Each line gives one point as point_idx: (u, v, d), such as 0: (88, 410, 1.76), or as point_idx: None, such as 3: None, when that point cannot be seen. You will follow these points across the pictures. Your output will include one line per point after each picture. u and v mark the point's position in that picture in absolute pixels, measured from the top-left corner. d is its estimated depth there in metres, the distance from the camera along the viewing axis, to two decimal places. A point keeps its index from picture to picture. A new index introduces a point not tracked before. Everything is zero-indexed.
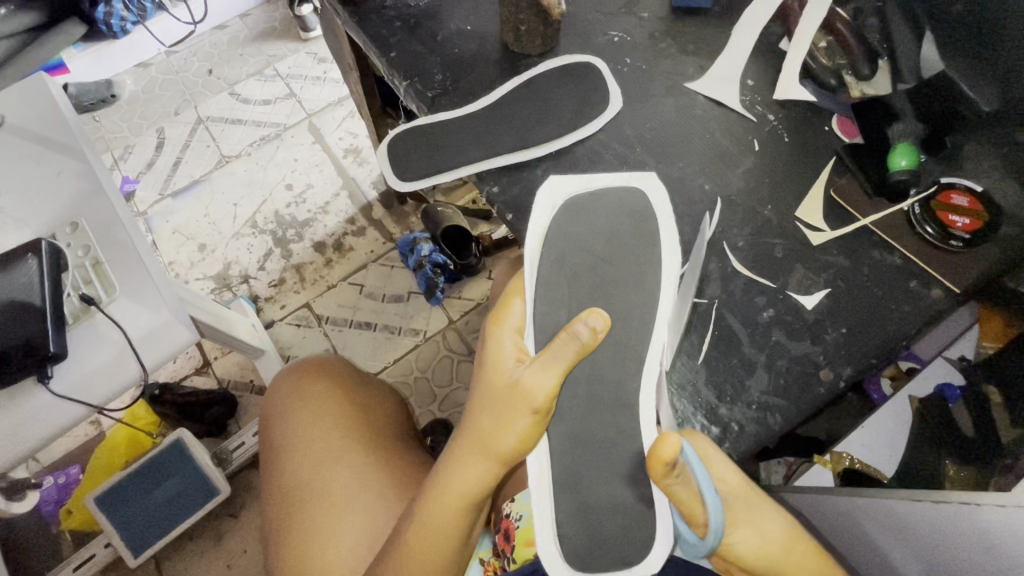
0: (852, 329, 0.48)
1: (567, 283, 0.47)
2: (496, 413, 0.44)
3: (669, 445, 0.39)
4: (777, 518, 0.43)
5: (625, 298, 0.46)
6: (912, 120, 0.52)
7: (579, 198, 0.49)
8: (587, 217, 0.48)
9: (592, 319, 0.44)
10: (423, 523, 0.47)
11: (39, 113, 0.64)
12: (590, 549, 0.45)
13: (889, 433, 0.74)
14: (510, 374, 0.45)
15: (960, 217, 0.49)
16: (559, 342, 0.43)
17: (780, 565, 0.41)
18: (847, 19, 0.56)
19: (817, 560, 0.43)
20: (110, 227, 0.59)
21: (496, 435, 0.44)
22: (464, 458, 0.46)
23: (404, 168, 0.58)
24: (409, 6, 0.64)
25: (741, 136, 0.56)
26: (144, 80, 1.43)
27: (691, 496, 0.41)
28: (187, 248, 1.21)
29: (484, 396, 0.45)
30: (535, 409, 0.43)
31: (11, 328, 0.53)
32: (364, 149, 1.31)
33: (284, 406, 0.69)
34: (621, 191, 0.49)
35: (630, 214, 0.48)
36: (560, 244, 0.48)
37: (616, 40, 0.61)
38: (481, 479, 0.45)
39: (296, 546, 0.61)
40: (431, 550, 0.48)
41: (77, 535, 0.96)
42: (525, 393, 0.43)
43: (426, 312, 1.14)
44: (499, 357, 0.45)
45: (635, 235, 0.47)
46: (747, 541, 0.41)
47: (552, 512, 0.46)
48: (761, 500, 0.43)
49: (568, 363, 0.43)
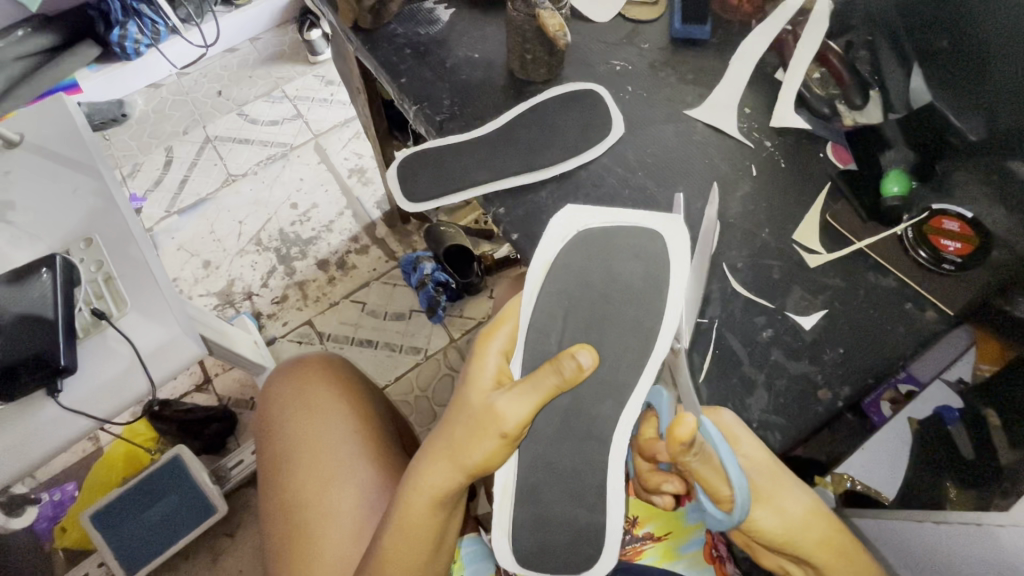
0: (849, 350, 0.49)
1: (563, 312, 0.48)
2: (467, 428, 0.44)
3: (685, 428, 0.39)
4: (801, 498, 0.43)
5: (620, 337, 0.47)
6: (903, 147, 0.55)
7: (593, 231, 0.50)
8: (597, 252, 0.49)
9: (580, 355, 0.43)
10: (397, 527, 0.47)
11: (58, 132, 0.66)
12: (537, 552, 0.48)
13: (889, 459, 0.77)
14: (488, 396, 0.45)
15: (952, 241, 0.51)
16: (541, 373, 0.43)
17: (805, 543, 0.42)
18: (839, 53, 0.60)
19: (840, 540, 0.43)
20: (125, 244, 0.61)
21: (464, 447, 0.44)
22: (434, 460, 0.46)
23: (414, 189, 0.60)
24: (419, 34, 0.66)
25: (739, 161, 0.58)
26: (155, 100, 1.46)
27: (713, 471, 0.41)
28: (192, 264, 1.22)
29: (460, 410, 0.46)
30: (503, 434, 0.43)
31: (22, 341, 0.53)
32: (369, 169, 1.33)
33: (286, 410, 0.70)
34: (640, 233, 0.49)
35: (642, 257, 0.48)
36: (564, 276, 0.49)
37: (618, 69, 0.63)
38: (447, 484, 0.45)
39: (293, 560, 0.61)
40: (406, 555, 0.48)
41: (70, 553, 0.96)
42: (497, 418, 0.43)
43: (427, 330, 1.16)
44: (478, 375, 0.46)
45: (644, 278, 0.48)
46: (766, 518, 0.42)
47: (510, 518, 0.49)
48: (786, 476, 0.44)
49: (546, 394, 0.43)
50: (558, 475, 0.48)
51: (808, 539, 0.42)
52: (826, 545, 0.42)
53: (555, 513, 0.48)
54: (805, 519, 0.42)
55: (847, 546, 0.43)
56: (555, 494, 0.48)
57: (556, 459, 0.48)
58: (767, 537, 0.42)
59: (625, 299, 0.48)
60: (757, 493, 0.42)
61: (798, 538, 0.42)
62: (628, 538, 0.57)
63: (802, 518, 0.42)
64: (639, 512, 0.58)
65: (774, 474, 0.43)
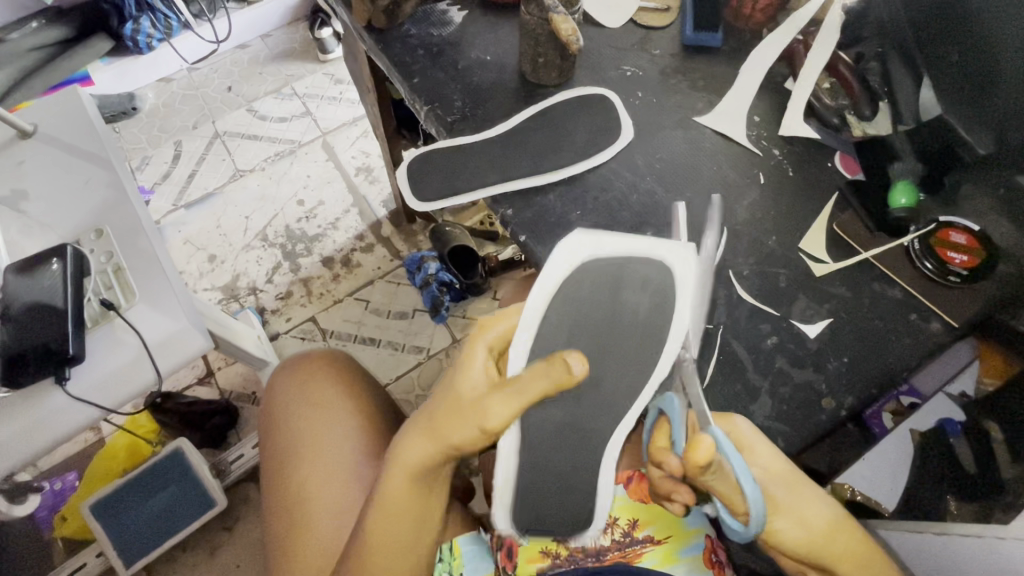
0: (854, 359, 0.50)
1: (566, 334, 0.47)
2: (449, 414, 0.44)
3: (702, 452, 0.38)
4: (821, 508, 0.43)
5: (619, 362, 0.47)
6: (911, 160, 0.55)
7: (602, 261, 0.48)
8: (605, 282, 0.47)
9: (573, 362, 0.40)
10: (382, 500, 0.48)
11: (71, 124, 0.66)
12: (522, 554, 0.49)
13: (892, 466, 0.75)
14: (473, 387, 0.43)
15: (958, 253, 0.51)
16: (530, 375, 0.41)
17: (827, 552, 0.42)
18: (849, 63, 0.60)
19: (863, 547, 0.43)
20: (134, 235, 0.61)
21: (444, 430, 0.44)
22: (416, 436, 0.46)
23: (422, 188, 0.61)
24: (432, 35, 0.67)
25: (747, 169, 0.58)
26: (165, 94, 1.46)
27: (730, 487, 0.41)
28: (198, 258, 1.23)
29: (445, 395, 0.45)
30: (483, 429, 0.42)
31: (32, 330, 0.54)
32: (376, 168, 1.34)
33: (291, 402, 0.70)
34: (652, 265, 0.47)
35: (650, 290, 0.47)
36: (568, 301, 0.47)
37: (629, 74, 0.64)
38: (425, 460, 0.46)
39: (287, 549, 0.62)
40: (388, 529, 0.49)
41: (69, 543, 0.96)
42: (479, 412, 0.42)
43: (430, 329, 1.16)
44: (468, 363, 0.45)
45: (652, 313, 0.46)
46: (787, 528, 0.42)
47: (506, 515, 0.49)
48: (804, 486, 0.44)
49: (532, 398, 0.41)
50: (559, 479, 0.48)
51: (831, 549, 0.42)
52: (848, 554, 0.42)
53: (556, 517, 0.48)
54: (827, 530, 0.42)
55: (872, 556, 0.43)
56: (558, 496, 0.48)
57: (559, 463, 0.48)
58: (791, 548, 0.42)
59: (630, 332, 0.46)
60: (776, 504, 0.42)
61: (821, 548, 0.42)
62: (627, 540, 0.57)
63: (823, 528, 0.42)
64: (637, 515, 0.58)
65: (794, 484, 0.43)
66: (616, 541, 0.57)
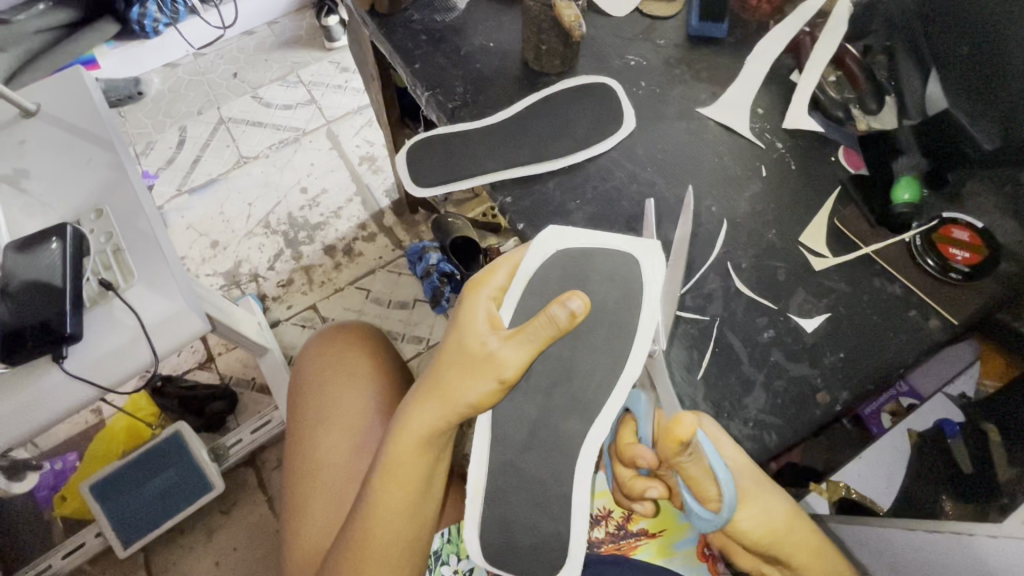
0: (850, 354, 0.49)
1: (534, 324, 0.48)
2: (462, 369, 0.45)
3: (685, 427, 0.38)
4: (781, 501, 0.44)
5: (595, 349, 0.47)
6: (916, 154, 0.54)
7: (573, 251, 0.50)
8: (574, 270, 0.49)
9: (571, 302, 0.41)
10: (388, 468, 0.48)
11: (73, 104, 0.66)
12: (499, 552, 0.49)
13: (889, 464, 0.74)
14: (484, 342, 0.44)
15: (960, 250, 0.51)
16: (536, 324, 0.42)
17: (782, 543, 0.44)
18: (856, 56, 0.60)
19: (813, 540, 0.45)
20: (134, 216, 0.61)
21: (457, 387, 0.45)
22: (424, 401, 0.47)
23: (421, 174, 0.61)
24: (435, 21, 0.66)
25: (749, 161, 0.57)
26: (171, 79, 1.46)
27: (702, 471, 0.41)
28: (200, 244, 1.23)
29: (453, 352, 0.46)
30: (501, 379, 0.44)
31: (30, 307, 0.54)
32: (379, 157, 1.34)
33: (317, 378, 0.70)
34: (618, 255, 0.49)
35: (617, 281, 0.48)
36: (541, 289, 0.49)
37: (633, 64, 0.63)
38: (435, 424, 0.46)
39: (302, 523, 0.62)
40: (396, 498, 0.49)
41: (68, 522, 0.97)
42: (495, 363, 0.44)
43: (430, 319, 1.16)
44: (472, 321, 0.46)
45: (618, 300, 0.48)
46: (749, 518, 0.43)
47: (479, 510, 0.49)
48: (769, 482, 0.45)
49: (542, 344, 0.43)
50: (551, 468, 0.48)
51: (789, 540, 0.44)
52: (803, 545, 0.44)
53: (547, 505, 0.48)
54: (785, 520, 0.44)
55: (823, 548, 0.46)
56: (550, 484, 0.48)
57: (552, 452, 0.48)
58: (748, 538, 0.43)
59: (597, 318, 0.47)
60: (744, 496, 0.43)
61: (776, 538, 0.44)
62: (621, 533, 0.58)
63: (782, 520, 0.44)
64: None
65: (760, 479, 0.44)
66: (609, 534, 0.58)
